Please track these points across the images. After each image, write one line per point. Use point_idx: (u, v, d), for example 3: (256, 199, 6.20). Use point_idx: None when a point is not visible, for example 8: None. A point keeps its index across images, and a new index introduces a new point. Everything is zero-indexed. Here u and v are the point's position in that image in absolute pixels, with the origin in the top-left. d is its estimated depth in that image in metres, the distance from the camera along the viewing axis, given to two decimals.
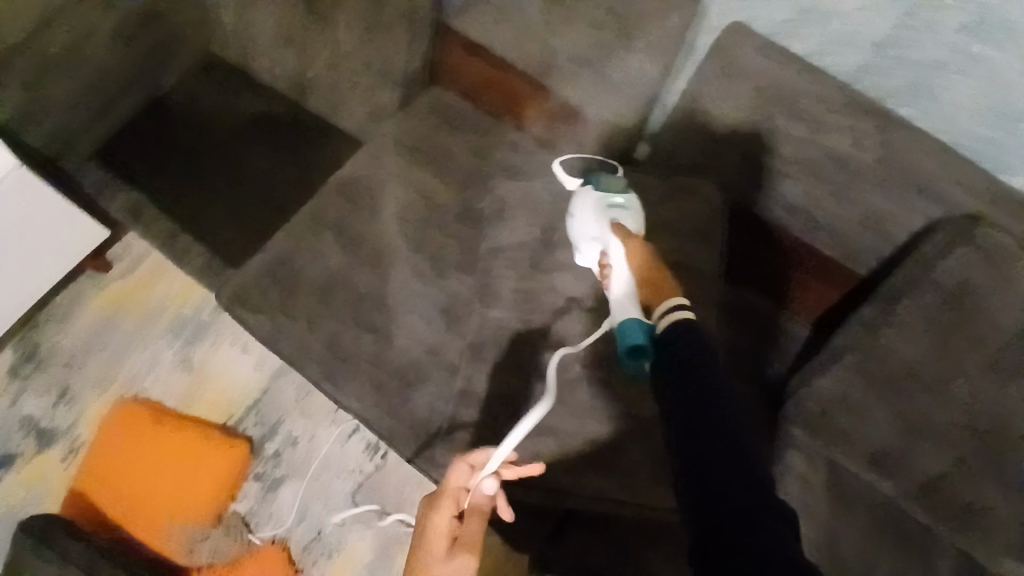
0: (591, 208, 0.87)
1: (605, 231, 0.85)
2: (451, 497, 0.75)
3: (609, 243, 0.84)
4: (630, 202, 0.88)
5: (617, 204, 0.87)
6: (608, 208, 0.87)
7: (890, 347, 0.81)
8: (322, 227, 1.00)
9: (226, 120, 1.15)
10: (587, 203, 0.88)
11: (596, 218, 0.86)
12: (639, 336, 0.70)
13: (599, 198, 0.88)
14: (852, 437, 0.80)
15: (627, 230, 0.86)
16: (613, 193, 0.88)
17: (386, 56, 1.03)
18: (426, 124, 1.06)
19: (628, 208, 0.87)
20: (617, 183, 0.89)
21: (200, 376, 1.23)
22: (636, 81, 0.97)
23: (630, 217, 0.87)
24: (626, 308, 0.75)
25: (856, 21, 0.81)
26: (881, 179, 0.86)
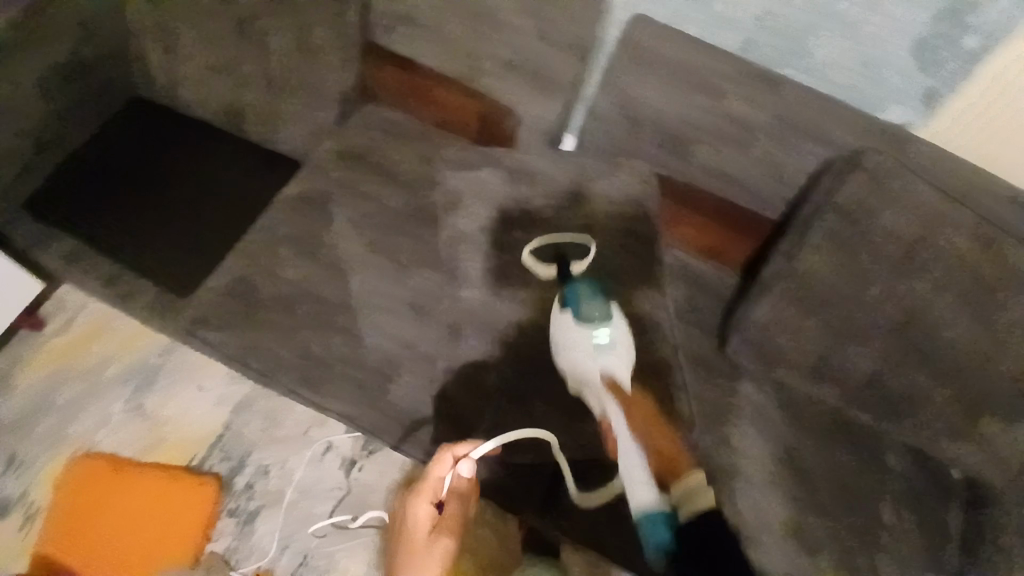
0: (581, 352, 0.87)
1: (598, 375, 0.86)
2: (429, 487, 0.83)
3: (608, 402, 0.85)
4: (615, 337, 0.88)
5: (604, 342, 0.88)
6: (597, 351, 0.87)
7: (804, 269, 0.94)
8: (278, 243, 1.02)
9: (163, 157, 1.16)
10: (573, 337, 0.88)
11: (588, 362, 0.87)
12: (664, 529, 0.76)
13: (587, 336, 0.88)
14: (788, 355, 0.97)
15: (619, 375, 0.87)
16: (600, 329, 0.88)
17: (320, 78, 1.13)
18: (366, 137, 1.11)
19: (616, 348, 0.88)
20: (601, 314, 0.89)
21: (158, 422, 1.18)
22: (560, 74, 1.08)
23: (621, 358, 0.87)
24: (644, 489, 0.77)
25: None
26: (779, 134, 0.97)
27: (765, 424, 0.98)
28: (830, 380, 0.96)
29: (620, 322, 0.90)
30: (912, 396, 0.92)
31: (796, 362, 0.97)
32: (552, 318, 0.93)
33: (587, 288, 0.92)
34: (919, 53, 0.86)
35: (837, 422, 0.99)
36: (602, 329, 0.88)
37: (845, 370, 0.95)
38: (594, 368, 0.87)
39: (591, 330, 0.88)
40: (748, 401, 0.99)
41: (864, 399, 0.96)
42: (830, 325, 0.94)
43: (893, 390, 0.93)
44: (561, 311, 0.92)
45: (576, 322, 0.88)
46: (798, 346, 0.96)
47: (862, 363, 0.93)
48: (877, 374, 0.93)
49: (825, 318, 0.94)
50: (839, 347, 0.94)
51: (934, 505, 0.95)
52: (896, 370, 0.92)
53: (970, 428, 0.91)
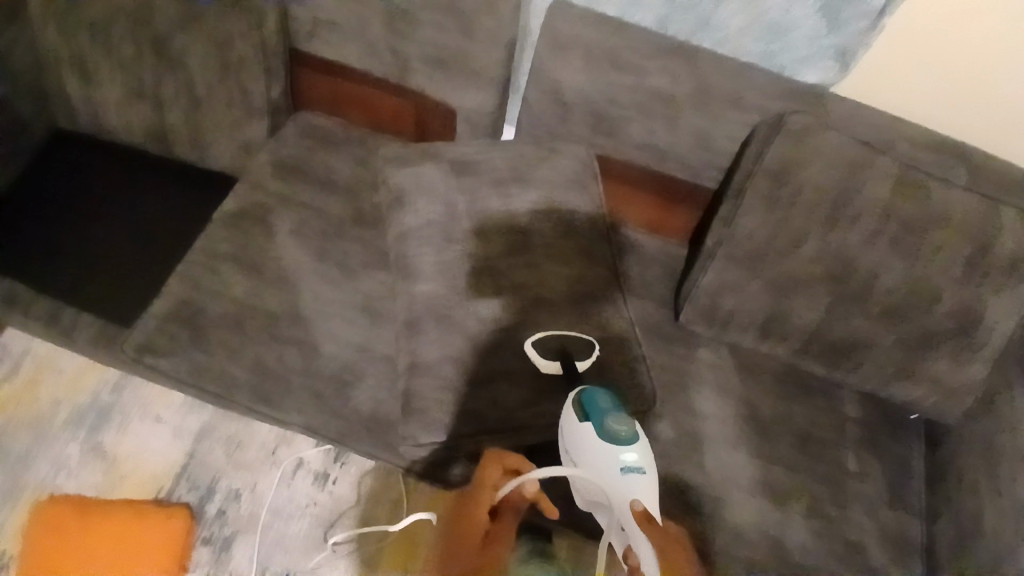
0: (602, 470, 0.76)
1: (623, 498, 0.74)
2: (488, 497, 0.78)
3: (629, 531, 0.71)
4: (644, 458, 0.77)
5: (632, 464, 0.76)
6: (624, 473, 0.75)
7: (743, 231, 0.95)
8: (219, 261, 1.00)
9: (96, 190, 1.15)
10: (592, 451, 0.77)
11: (610, 486, 0.75)
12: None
13: (611, 454, 0.76)
14: (737, 317, 1.00)
15: (648, 504, 0.74)
16: (627, 448, 0.77)
17: (244, 88, 1.07)
18: (301, 146, 1.12)
19: (646, 471, 0.76)
20: (629, 431, 0.78)
21: (116, 459, 1.14)
22: (488, 66, 1.06)
23: (649, 486, 0.76)
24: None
25: None
26: (702, 103, 1.00)
27: (724, 385, 1.00)
28: (780, 334, 0.98)
29: (646, 443, 0.79)
30: (855, 342, 0.96)
31: (746, 321, 0.99)
32: (569, 427, 0.81)
33: (608, 398, 0.81)
34: (824, 13, 0.92)
35: (791, 376, 1.02)
36: (627, 449, 0.76)
37: (792, 324, 0.97)
38: (619, 494, 0.74)
39: (618, 449, 0.76)
40: (705, 364, 1.01)
41: (816, 349, 0.98)
42: (772, 282, 0.96)
43: (839, 336, 0.96)
44: (581, 420, 0.80)
45: (600, 437, 0.77)
46: (744, 306, 0.98)
47: (808, 315, 0.96)
48: (821, 325, 0.96)
49: (766, 275, 0.96)
50: (783, 302, 0.96)
51: (889, 443, 1.00)
52: (839, 317, 0.94)
53: (914, 367, 0.96)
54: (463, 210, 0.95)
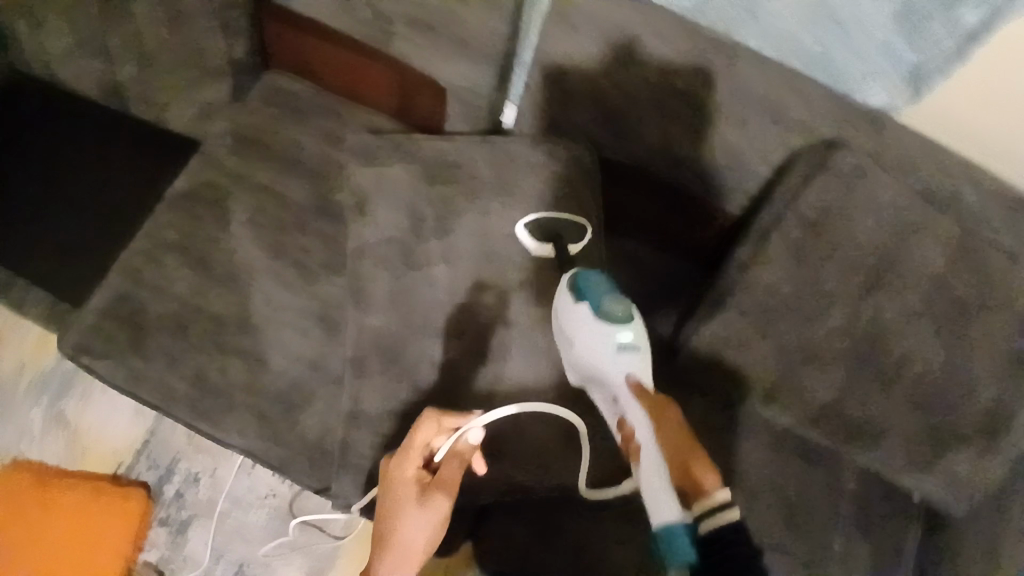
0: (595, 349, 0.69)
1: (615, 373, 0.67)
2: (419, 449, 0.67)
3: (624, 406, 0.65)
4: (641, 338, 0.70)
5: (627, 342, 0.69)
6: (618, 349, 0.68)
7: (761, 283, 0.81)
8: (164, 251, 0.90)
9: (43, 146, 1.03)
10: (586, 330, 0.71)
11: (605, 362, 0.68)
12: (683, 544, 0.53)
13: (605, 333, 0.69)
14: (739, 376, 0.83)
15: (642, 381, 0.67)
16: (622, 326, 0.69)
17: (199, 46, 0.92)
18: (264, 114, 0.97)
19: (642, 350, 0.69)
20: (625, 309, 0.70)
21: (78, 430, 1.12)
22: (483, 40, 0.87)
23: (644, 364, 0.69)
24: (664, 501, 0.56)
25: None
26: (735, 116, 0.81)
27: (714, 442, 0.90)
28: (786, 401, 0.82)
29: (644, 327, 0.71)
30: (875, 425, 0.80)
31: (751, 380, 0.83)
32: (565, 311, 0.75)
33: (606, 282, 0.73)
34: (904, 19, 0.71)
35: (794, 443, 0.89)
36: (623, 325, 0.69)
37: (803, 393, 0.81)
38: (613, 369, 0.68)
39: (612, 328, 0.69)
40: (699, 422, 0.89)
41: (827, 426, 0.81)
42: (784, 345, 0.81)
43: (855, 416, 0.80)
44: (576, 299, 0.73)
45: (595, 316, 0.70)
46: (749, 364, 0.83)
47: (822, 387, 0.80)
48: (837, 400, 0.80)
49: (780, 337, 0.81)
50: (793, 371, 0.81)
51: (893, 528, 0.87)
52: (856, 396, 0.80)
53: (939, 461, 0.79)
54: (429, 227, 0.84)
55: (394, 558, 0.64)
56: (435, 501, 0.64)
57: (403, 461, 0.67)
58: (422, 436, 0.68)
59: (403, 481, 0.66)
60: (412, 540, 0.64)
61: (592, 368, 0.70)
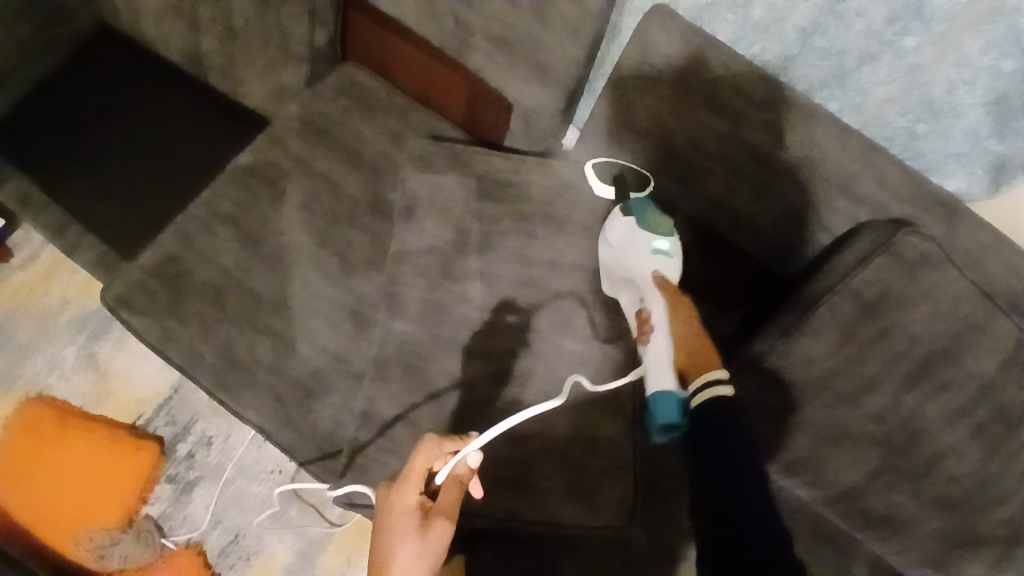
0: (633, 251, 0.79)
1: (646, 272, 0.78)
2: (418, 474, 0.68)
3: (647, 298, 0.76)
4: (675, 248, 0.80)
5: (662, 249, 0.79)
6: (652, 253, 0.79)
7: (800, 355, 0.77)
8: (216, 221, 0.93)
9: (122, 97, 1.09)
10: (629, 238, 0.80)
11: (640, 262, 0.78)
12: (673, 412, 0.68)
13: (646, 240, 0.79)
14: (761, 444, 0.79)
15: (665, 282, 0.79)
16: (660, 235, 0.80)
17: (282, 28, 0.94)
18: (335, 104, 1.00)
19: (673, 257, 0.80)
20: (665, 222, 0.80)
21: (107, 373, 1.16)
22: (559, 66, 0.88)
23: (671, 269, 0.79)
24: (665, 376, 0.69)
25: (780, 4, 0.73)
26: (802, 180, 0.79)
27: None
28: (805, 476, 0.79)
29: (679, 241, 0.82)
30: (898, 520, 0.76)
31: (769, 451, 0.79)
32: (609, 219, 0.83)
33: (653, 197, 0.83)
34: (994, 112, 0.68)
35: None
36: (663, 238, 0.79)
37: (824, 474, 0.78)
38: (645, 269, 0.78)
39: (652, 236, 0.79)
40: None
41: (843, 508, 0.78)
42: (810, 421, 0.77)
43: (876, 508, 0.77)
44: (622, 209, 0.82)
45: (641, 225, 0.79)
46: (773, 433, 0.78)
47: (845, 472, 0.77)
48: (858, 487, 0.77)
49: (808, 412, 0.77)
50: (820, 450, 0.77)
51: None
52: (880, 488, 0.76)
53: None
54: (473, 240, 0.83)
55: None
56: (435, 530, 0.66)
57: (402, 487, 0.68)
58: (420, 461, 0.68)
59: (403, 509, 0.67)
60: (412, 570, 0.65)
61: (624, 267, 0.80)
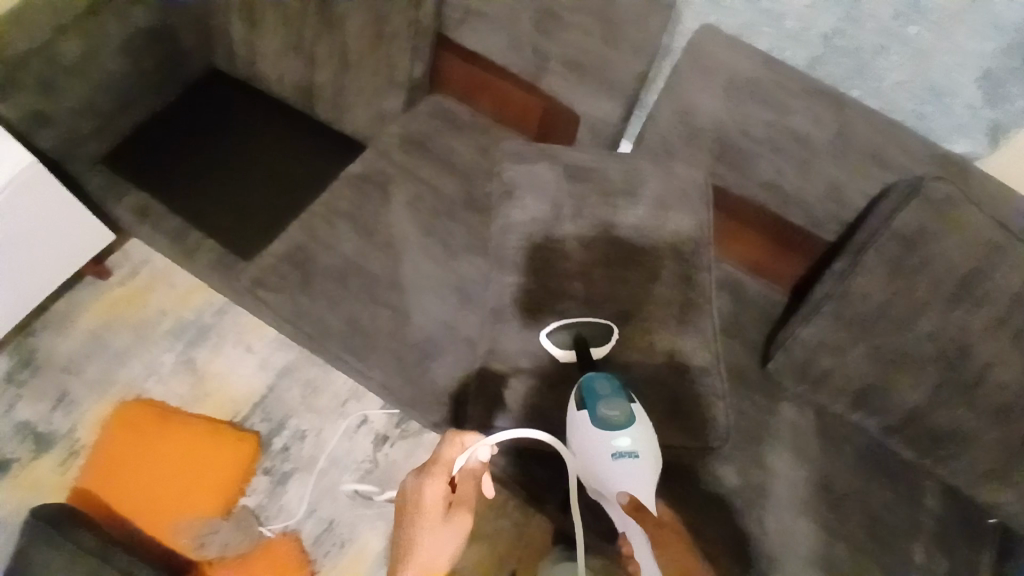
0: (597, 458, 0.79)
1: (613, 484, 0.79)
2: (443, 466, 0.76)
3: (628, 527, 0.79)
4: (638, 443, 0.80)
5: (625, 449, 0.79)
6: (616, 461, 0.79)
7: (857, 292, 0.91)
8: (336, 217, 1.08)
9: (234, 128, 1.25)
10: (591, 442, 0.80)
11: (607, 470, 0.79)
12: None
13: (607, 441, 0.79)
14: (834, 378, 0.96)
15: (635, 488, 0.79)
16: (620, 433, 0.80)
17: (390, 62, 1.13)
18: (429, 124, 1.19)
19: (640, 455, 0.79)
20: (623, 415, 0.80)
21: (205, 375, 1.25)
22: (625, 79, 1.07)
23: (641, 471, 0.79)
24: None
25: (808, 15, 0.94)
26: (840, 153, 0.96)
27: (801, 447, 0.97)
28: (872, 407, 0.95)
29: (643, 429, 0.81)
30: (961, 435, 0.91)
31: (841, 387, 0.96)
32: (569, 415, 0.84)
33: (607, 384, 0.82)
34: (984, 85, 0.87)
35: (873, 454, 0.99)
36: (622, 436, 0.79)
37: (892, 400, 0.93)
38: (616, 484, 0.79)
39: (610, 435, 0.79)
40: (786, 423, 0.98)
41: (909, 433, 0.95)
42: (877, 350, 0.92)
43: (940, 425, 0.92)
44: (578, 407, 0.83)
45: (596, 424, 0.80)
46: (845, 368, 0.95)
47: (910, 395, 0.92)
48: (926, 407, 0.91)
49: (873, 343, 0.92)
50: (889, 375, 0.92)
51: (962, 547, 0.95)
52: (943, 405, 0.90)
53: (1010, 472, 0.90)
54: (567, 211, 0.99)
55: (421, 568, 0.75)
56: (458, 520, 0.75)
57: (428, 481, 0.76)
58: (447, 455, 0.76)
59: (431, 499, 0.76)
60: (439, 555, 0.75)
61: (595, 476, 0.81)
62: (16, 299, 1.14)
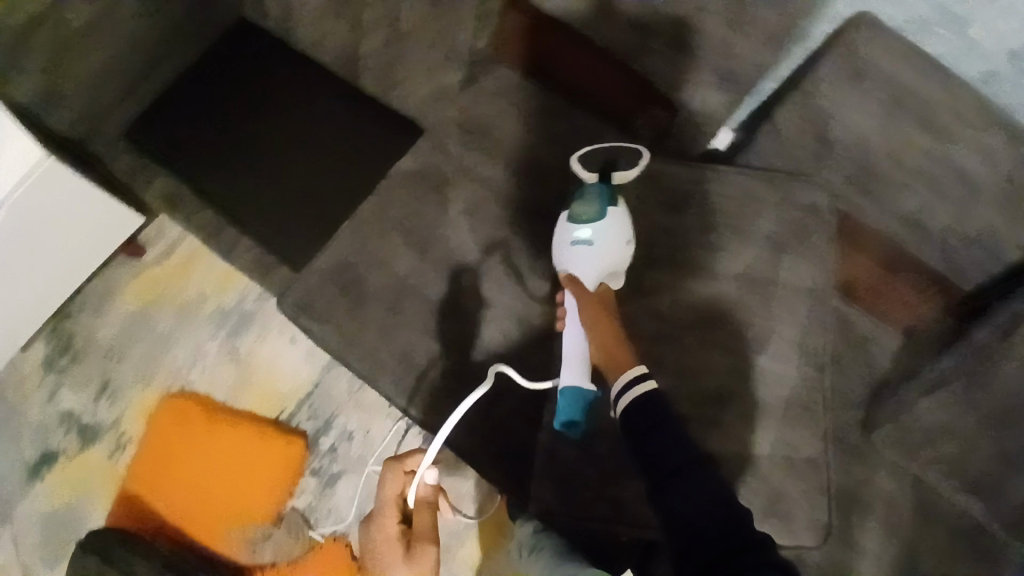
0: (559, 242, 0.83)
1: (564, 267, 0.82)
2: (393, 502, 0.91)
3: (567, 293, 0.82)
4: (598, 236, 0.80)
5: (582, 238, 0.81)
6: (571, 245, 0.82)
7: (1001, 380, 0.75)
8: (388, 228, 0.95)
9: (268, 98, 1.06)
10: (558, 230, 0.84)
11: (561, 252, 0.83)
12: (578, 404, 0.78)
13: (568, 230, 0.82)
14: (947, 466, 0.82)
15: (582, 272, 0.81)
16: (582, 223, 0.81)
17: (453, 37, 1.02)
18: (494, 106, 0.99)
19: (597, 244, 0.80)
20: (591, 208, 0.81)
21: (249, 367, 1.19)
22: (743, 72, 0.87)
23: (592, 258, 0.80)
24: (573, 374, 0.79)
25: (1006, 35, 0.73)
26: (1011, 199, 0.77)
27: (890, 522, 0.87)
28: (985, 502, 0.80)
29: (611, 226, 0.81)
30: None
31: (956, 473, 0.81)
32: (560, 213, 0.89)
33: (594, 187, 0.83)
34: None
35: (978, 550, 0.84)
36: (583, 227, 0.81)
37: (1007, 501, 0.78)
38: (564, 263, 0.83)
39: (572, 225, 0.82)
40: (880, 496, 0.88)
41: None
42: (1007, 451, 0.77)
43: None
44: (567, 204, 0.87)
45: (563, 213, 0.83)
46: (965, 461, 0.80)
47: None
48: None
49: (1005, 441, 0.76)
50: (1009, 474, 0.77)
51: None
52: None
53: None
54: (660, 251, 0.85)
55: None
56: (419, 553, 0.86)
57: (385, 521, 0.89)
58: (393, 492, 0.90)
59: (389, 538, 0.89)
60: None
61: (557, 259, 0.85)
62: (31, 295, 1.04)
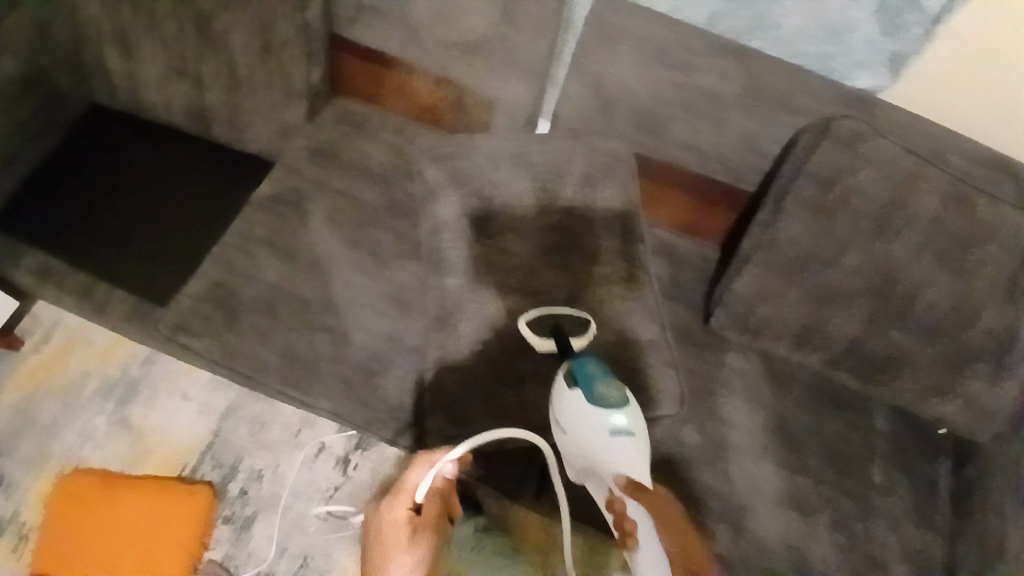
0: (591, 435, 0.79)
1: (612, 466, 0.78)
2: (408, 490, 0.88)
3: (626, 503, 0.78)
4: (632, 420, 0.79)
5: (621, 427, 0.78)
6: (612, 437, 0.78)
7: (785, 237, 0.92)
8: (252, 244, 1.01)
9: (131, 168, 1.15)
10: (587, 425, 0.79)
11: (599, 449, 0.78)
12: None
13: (600, 418, 0.78)
14: (775, 326, 0.98)
15: (631, 468, 0.78)
16: (616, 410, 0.78)
17: (283, 69, 1.05)
18: (336, 131, 1.11)
19: (635, 432, 0.79)
20: (618, 393, 0.79)
21: (142, 433, 1.16)
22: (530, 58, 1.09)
23: (637, 451, 0.79)
24: None
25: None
26: (750, 105, 1.03)
27: (752, 391, 1.00)
28: (814, 346, 0.98)
29: (635, 406, 0.81)
30: (899, 359, 0.95)
31: (781, 331, 0.98)
32: (558, 395, 0.83)
33: (600, 366, 0.82)
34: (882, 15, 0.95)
35: (826, 395, 1.01)
36: (619, 414, 0.78)
37: (830, 337, 0.96)
38: (607, 457, 0.78)
39: (608, 414, 0.78)
40: (735, 373, 1.01)
41: (849, 364, 0.98)
42: (809, 292, 0.95)
43: (876, 352, 0.95)
44: (569, 386, 0.81)
45: (591, 402, 0.78)
46: (783, 314, 0.97)
47: (848, 327, 0.95)
48: (859, 337, 0.95)
49: (804, 285, 0.94)
50: (822, 312, 0.95)
51: (920, 466, 1.00)
52: (877, 332, 0.94)
53: (950, 384, 0.95)
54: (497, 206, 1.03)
55: None
56: (422, 539, 0.88)
57: (395, 504, 0.88)
58: (412, 478, 0.88)
59: (395, 522, 0.88)
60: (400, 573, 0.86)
61: (586, 455, 0.80)
62: None
